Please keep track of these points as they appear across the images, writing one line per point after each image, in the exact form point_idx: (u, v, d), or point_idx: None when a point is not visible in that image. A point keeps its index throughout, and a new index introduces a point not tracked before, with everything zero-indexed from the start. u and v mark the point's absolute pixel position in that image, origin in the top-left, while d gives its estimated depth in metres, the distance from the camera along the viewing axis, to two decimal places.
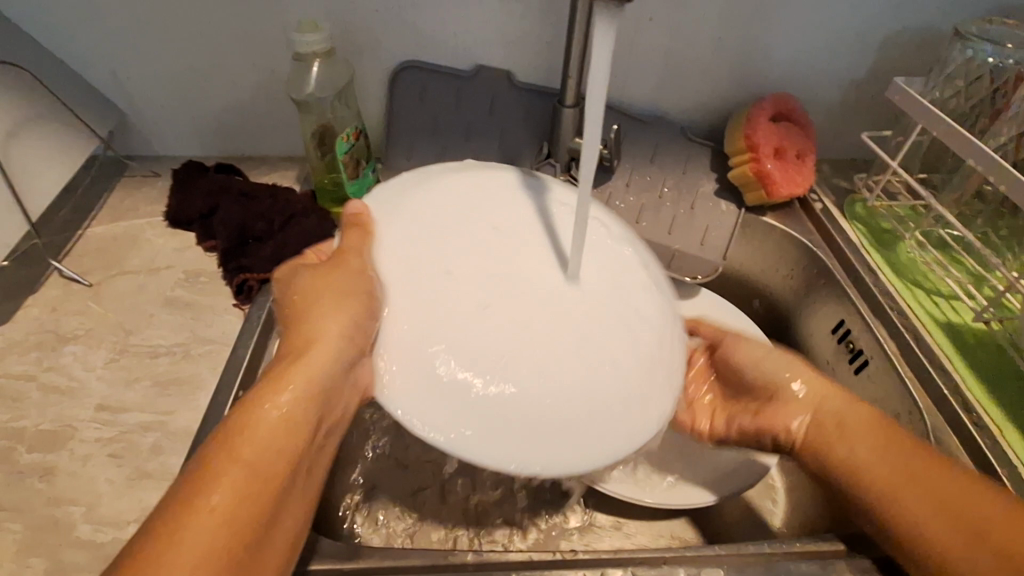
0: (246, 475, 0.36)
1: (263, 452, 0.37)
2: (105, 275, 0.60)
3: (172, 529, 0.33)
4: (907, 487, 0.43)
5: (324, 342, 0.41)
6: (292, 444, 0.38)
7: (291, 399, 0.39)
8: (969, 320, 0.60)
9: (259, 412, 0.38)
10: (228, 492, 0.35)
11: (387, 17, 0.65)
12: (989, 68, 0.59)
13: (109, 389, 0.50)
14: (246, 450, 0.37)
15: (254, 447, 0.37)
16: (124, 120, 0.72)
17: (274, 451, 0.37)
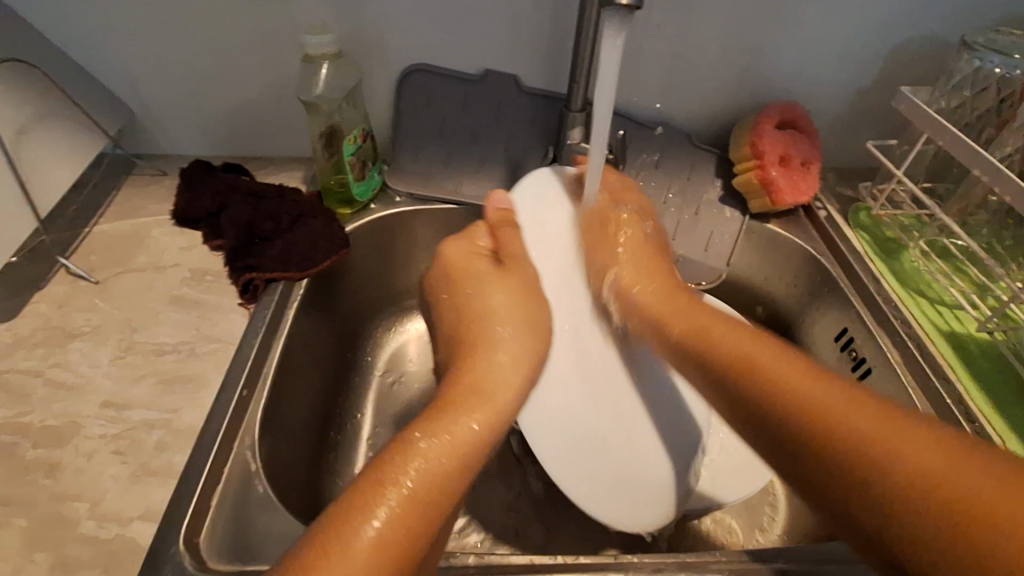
0: (427, 483, 0.36)
1: (452, 459, 0.38)
2: (112, 272, 0.61)
3: (334, 546, 0.32)
4: (834, 413, 0.37)
5: (492, 366, 0.46)
6: (472, 453, 0.39)
7: (471, 419, 0.40)
8: (972, 330, 0.60)
9: (453, 425, 0.39)
10: (423, 478, 0.36)
11: (396, 20, 0.65)
12: (997, 79, 0.59)
13: (114, 386, 0.50)
14: (443, 455, 0.37)
15: (449, 453, 0.38)
16: (134, 119, 0.72)
17: (452, 459, 0.38)
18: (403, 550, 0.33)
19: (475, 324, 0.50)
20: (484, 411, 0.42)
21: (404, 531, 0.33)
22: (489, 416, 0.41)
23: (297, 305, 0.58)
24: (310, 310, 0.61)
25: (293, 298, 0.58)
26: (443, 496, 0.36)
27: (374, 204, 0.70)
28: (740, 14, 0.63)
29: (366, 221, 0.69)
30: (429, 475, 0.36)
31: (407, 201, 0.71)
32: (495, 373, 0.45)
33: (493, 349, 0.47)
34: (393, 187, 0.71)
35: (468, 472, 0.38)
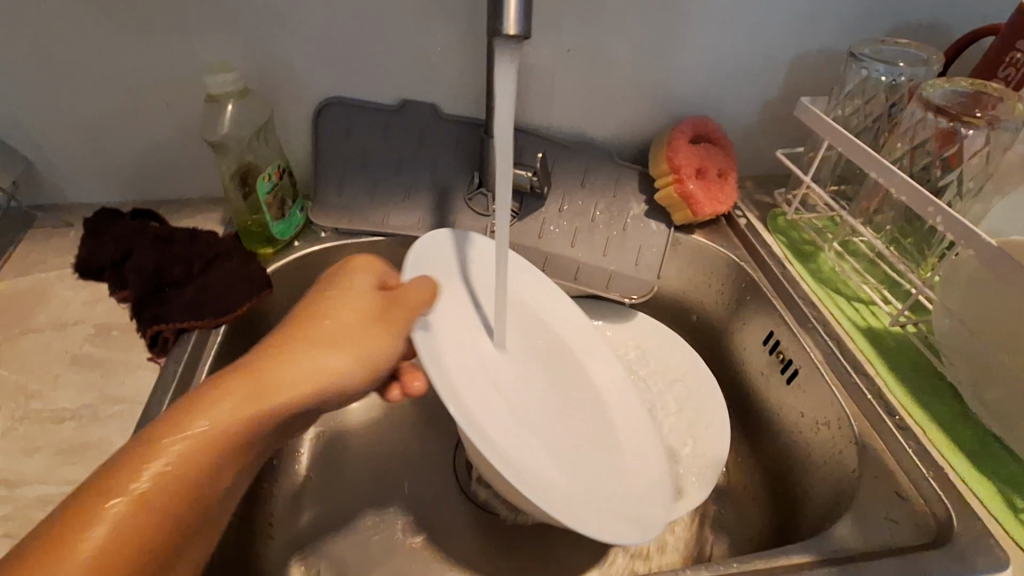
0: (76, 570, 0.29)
1: (112, 535, 0.31)
2: (5, 335, 0.56)
3: None
4: None
5: (236, 390, 0.37)
6: (149, 513, 0.33)
7: (155, 463, 0.34)
8: (887, 325, 0.61)
9: (114, 484, 0.33)
10: (102, 539, 0.31)
11: (305, 54, 0.64)
12: (884, 86, 0.63)
13: (5, 461, 0.46)
14: (100, 530, 0.31)
15: (108, 527, 0.31)
16: (31, 168, 0.68)
17: (121, 531, 0.31)
18: (125, 559, 0.31)
19: (280, 347, 0.41)
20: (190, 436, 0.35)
21: None
22: (266, 366, 0.39)
23: (214, 354, 0.55)
24: (229, 358, 0.58)
25: (209, 346, 0.55)
26: (199, 480, 0.35)
27: (297, 242, 0.69)
28: (645, 32, 0.65)
29: (288, 260, 0.67)
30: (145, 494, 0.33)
31: (332, 236, 0.70)
32: (238, 417, 0.37)
33: (295, 369, 0.40)
34: (317, 223, 0.70)
35: (145, 520, 0.32)
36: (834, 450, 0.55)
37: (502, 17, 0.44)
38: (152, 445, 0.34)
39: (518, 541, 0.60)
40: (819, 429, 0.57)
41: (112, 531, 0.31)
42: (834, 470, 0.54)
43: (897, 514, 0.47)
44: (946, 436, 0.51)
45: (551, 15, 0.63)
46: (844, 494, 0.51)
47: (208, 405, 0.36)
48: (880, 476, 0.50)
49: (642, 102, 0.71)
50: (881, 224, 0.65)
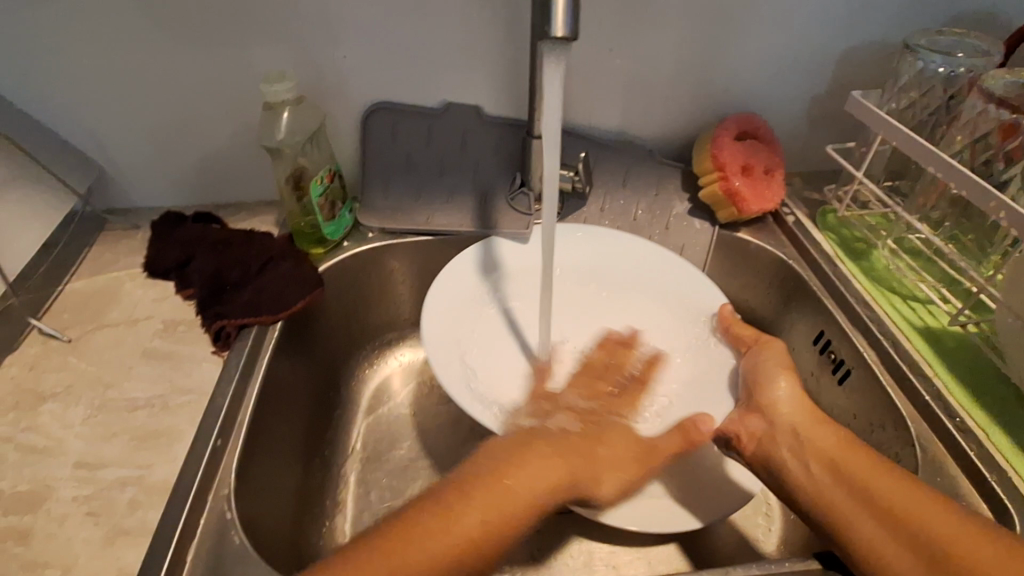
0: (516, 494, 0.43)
1: (538, 485, 0.44)
2: (83, 330, 0.60)
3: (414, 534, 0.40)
4: None
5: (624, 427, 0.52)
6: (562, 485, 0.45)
7: (565, 456, 0.47)
8: (945, 324, 0.59)
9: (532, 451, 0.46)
10: (540, 481, 0.44)
11: (354, 60, 0.67)
12: (941, 78, 0.60)
13: (86, 446, 0.50)
14: (528, 477, 0.44)
15: (531, 477, 0.44)
16: (104, 175, 0.73)
17: (543, 488, 0.44)
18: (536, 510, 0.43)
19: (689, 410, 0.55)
20: (591, 447, 0.49)
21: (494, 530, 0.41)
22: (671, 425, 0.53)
23: (270, 349, 0.58)
24: (285, 353, 0.60)
25: (265, 343, 0.58)
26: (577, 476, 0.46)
27: (347, 242, 0.71)
28: (688, 30, 0.65)
29: (338, 260, 0.69)
30: (559, 465, 0.46)
31: (379, 236, 0.72)
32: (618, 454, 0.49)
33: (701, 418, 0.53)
34: (365, 223, 0.72)
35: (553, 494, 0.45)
36: (889, 452, 0.53)
37: (550, 19, 0.44)
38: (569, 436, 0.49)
39: (560, 536, 0.60)
40: (873, 431, 0.56)
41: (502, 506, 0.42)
42: None
43: None
44: (1009, 439, 0.49)
45: (593, 15, 0.63)
46: None
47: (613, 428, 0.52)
48: (940, 480, 0.48)
49: (686, 98, 0.70)
50: (940, 220, 0.63)
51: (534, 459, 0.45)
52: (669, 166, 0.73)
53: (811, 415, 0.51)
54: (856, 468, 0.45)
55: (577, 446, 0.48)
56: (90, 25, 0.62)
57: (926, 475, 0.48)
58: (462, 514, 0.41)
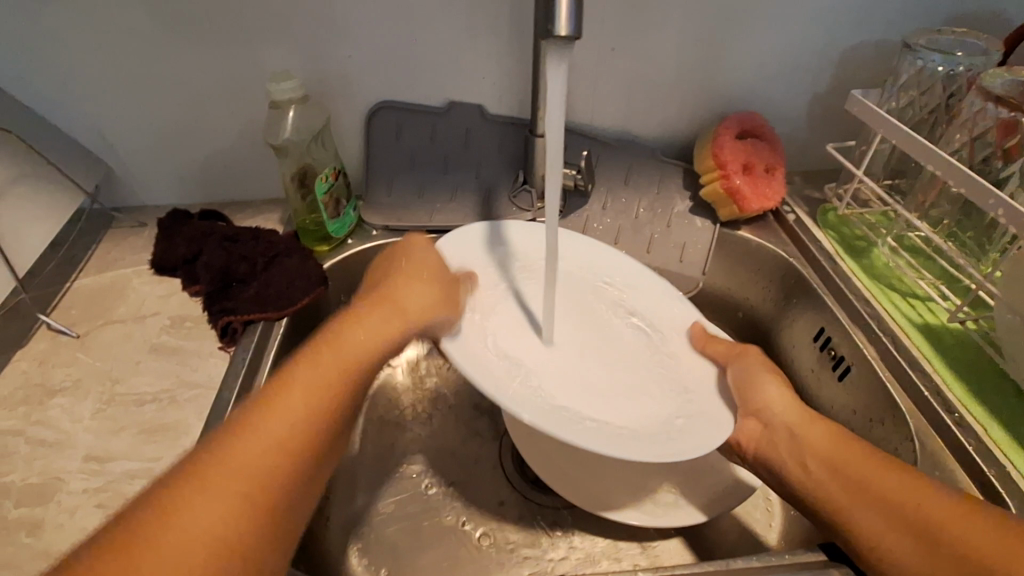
0: (283, 431, 0.37)
1: (300, 408, 0.39)
2: (91, 326, 0.61)
3: (181, 488, 0.33)
4: None
5: (367, 326, 0.46)
6: (325, 403, 0.40)
7: (323, 371, 0.41)
8: (945, 321, 0.60)
9: (291, 381, 0.40)
10: (297, 404, 0.39)
11: (358, 60, 0.67)
12: (941, 77, 0.61)
13: (96, 439, 0.51)
14: (286, 407, 0.39)
15: (292, 403, 0.39)
16: (111, 173, 0.74)
17: (307, 409, 0.39)
18: (310, 424, 0.39)
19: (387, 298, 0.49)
20: (335, 361, 0.42)
21: (260, 465, 0.35)
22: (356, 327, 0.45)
23: (275, 346, 0.58)
24: (290, 349, 0.61)
25: (271, 339, 0.59)
26: (337, 386, 0.41)
27: (351, 239, 0.72)
28: (690, 29, 0.66)
29: (342, 257, 0.70)
30: (317, 386, 0.40)
31: (383, 233, 0.72)
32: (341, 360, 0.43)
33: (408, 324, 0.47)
34: (369, 221, 0.72)
35: (324, 414, 0.40)
36: (888, 448, 0.54)
37: (554, 18, 0.45)
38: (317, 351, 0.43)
39: (562, 531, 0.61)
40: (873, 427, 0.56)
41: (278, 433, 0.37)
42: None
43: None
44: (1007, 434, 0.50)
45: (596, 15, 0.64)
46: None
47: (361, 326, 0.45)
48: (939, 475, 0.48)
49: (688, 97, 0.71)
50: (939, 219, 0.63)
51: (291, 387, 0.40)
52: (671, 165, 0.74)
53: (798, 411, 0.52)
54: (844, 456, 0.47)
55: (380, 338, 0.45)
56: (98, 25, 0.63)
57: (925, 469, 0.49)
58: (257, 444, 0.36)
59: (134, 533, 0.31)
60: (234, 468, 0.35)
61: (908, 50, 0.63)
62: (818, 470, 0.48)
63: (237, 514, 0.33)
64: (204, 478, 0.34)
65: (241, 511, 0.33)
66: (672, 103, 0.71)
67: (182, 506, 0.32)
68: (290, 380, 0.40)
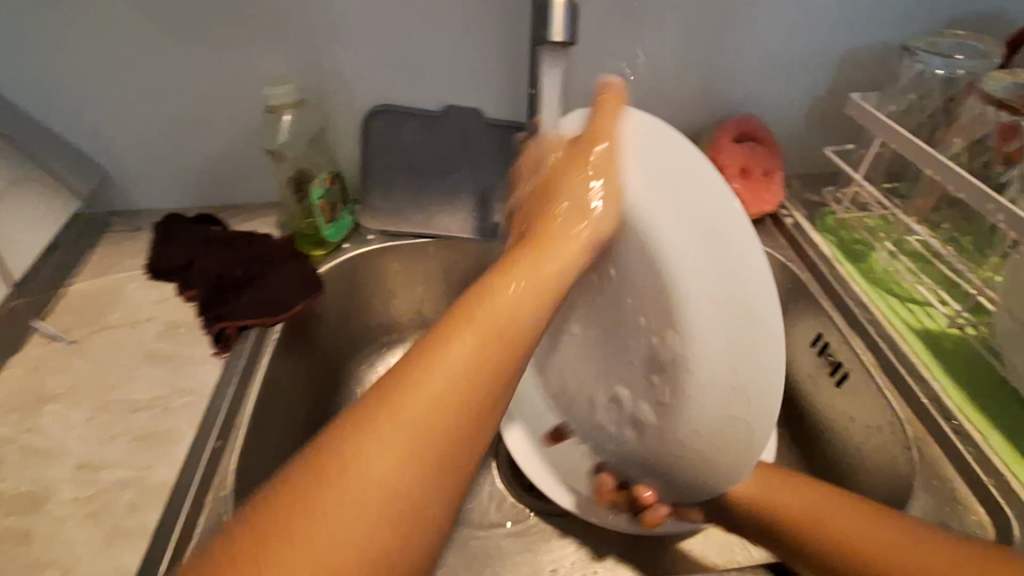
0: (416, 422, 0.33)
1: (427, 407, 0.34)
2: (86, 332, 0.61)
3: (329, 472, 0.31)
4: None
5: (517, 287, 0.40)
6: (473, 390, 0.35)
7: (475, 343, 0.37)
8: (944, 326, 0.59)
9: (440, 356, 0.36)
10: (421, 415, 0.33)
11: (354, 64, 0.67)
12: (940, 80, 0.61)
13: (88, 447, 0.50)
14: (413, 403, 0.34)
15: (416, 400, 0.34)
16: (106, 178, 0.73)
17: (450, 398, 0.35)
18: (446, 418, 0.34)
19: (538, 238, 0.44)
20: (481, 342, 0.37)
21: (398, 468, 0.32)
22: (518, 301, 0.39)
23: (270, 351, 0.59)
24: (284, 355, 0.61)
25: (266, 345, 0.59)
26: (487, 361, 0.37)
27: (347, 244, 0.71)
28: (687, 32, 0.65)
29: (339, 262, 0.69)
30: (462, 371, 0.36)
31: (380, 237, 0.72)
32: (489, 336, 0.37)
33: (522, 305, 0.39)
34: (366, 226, 0.72)
35: (479, 394, 0.36)
36: (887, 455, 0.54)
37: (549, 23, 0.44)
38: (460, 321, 0.38)
39: None
40: (871, 434, 0.56)
41: (411, 424, 0.33)
42: (889, 476, 0.53)
43: (956, 523, 0.45)
44: (1007, 441, 0.49)
45: (594, 18, 0.64)
46: (898, 501, 0.50)
47: (495, 292, 0.39)
48: (936, 483, 0.48)
49: (686, 101, 0.71)
50: (938, 223, 0.63)
51: (412, 382, 0.34)
52: None
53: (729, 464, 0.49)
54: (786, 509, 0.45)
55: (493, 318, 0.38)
56: (94, 29, 0.63)
57: (922, 478, 0.49)
58: (392, 449, 0.32)
59: (297, 491, 0.30)
60: (370, 475, 0.31)
61: (907, 54, 0.62)
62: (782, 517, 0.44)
63: (356, 552, 0.29)
64: (313, 478, 0.31)
65: (367, 536, 0.30)
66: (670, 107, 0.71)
67: (309, 523, 0.29)
68: (435, 354, 0.36)
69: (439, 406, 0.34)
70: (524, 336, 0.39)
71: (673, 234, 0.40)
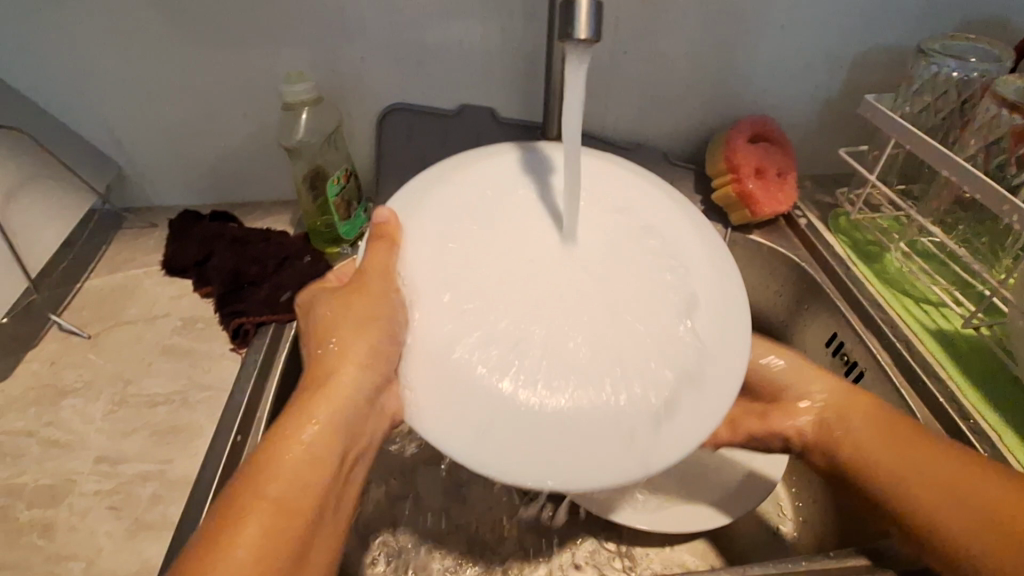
0: (269, 534, 0.36)
1: (273, 525, 0.37)
2: (103, 326, 0.61)
3: None
4: None
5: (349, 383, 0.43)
6: (305, 498, 0.39)
7: (297, 473, 0.39)
8: (959, 326, 0.60)
9: (273, 477, 0.38)
10: (261, 527, 0.36)
11: (372, 63, 0.67)
12: (955, 82, 0.61)
13: (108, 441, 0.51)
14: (258, 522, 0.36)
15: (265, 516, 0.37)
16: (121, 174, 0.74)
17: (282, 519, 0.37)
18: (287, 527, 0.37)
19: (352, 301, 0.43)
20: (316, 459, 0.40)
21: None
22: (346, 396, 0.42)
23: (287, 346, 0.57)
24: None
25: (284, 339, 0.58)
26: (319, 472, 0.40)
27: (361, 241, 0.71)
28: (704, 34, 0.66)
29: (353, 259, 0.69)
30: (280, 481, 0.38)
31: None
32: (314, 454, 0.40)
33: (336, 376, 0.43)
34: None
35: (314, 504, 0.39)
36: None
37: (574, 21, 0.45)
38: (285, 442, 0.40)
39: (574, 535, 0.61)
40: None
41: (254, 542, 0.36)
42: None
43: None
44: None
45: (610, 18, 0.64)
46: None
47: (297, 408, 0.41)
48: None
49: (700, 102, 0.71)
50: (952, 225, 0.63)
51: (255, 513, 0.37)
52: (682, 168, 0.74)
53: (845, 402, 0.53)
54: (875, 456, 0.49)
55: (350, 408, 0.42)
56: (113, 27, 0.63)
57: None
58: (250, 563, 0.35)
59: None
60: None
61: (923, 57, 0.63)
62: (866, 458, 0.50)
63: None
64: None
65: None
66: (684, 108, 0.71)
67: None
68: (316, 396, 0.42)
69: (283, 519, 0.37)
70: (359, 403, 0.43)
71: (653, 295, 0.42)
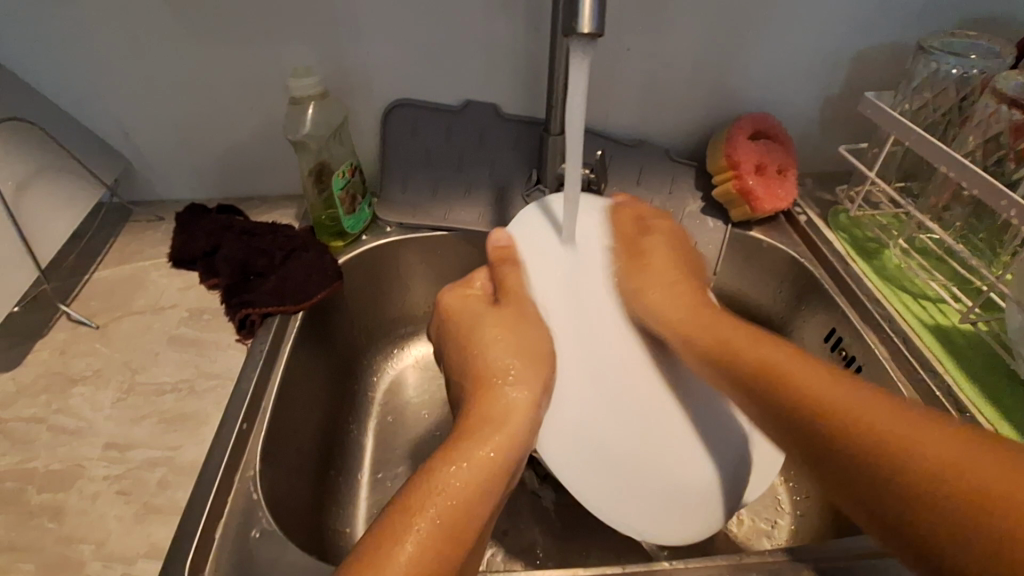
0: (457, 502, 0.38)
1: (468, 493, 0.39)
2: (111, 317, 0.62)
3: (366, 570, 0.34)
4: None
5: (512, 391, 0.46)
6: (485, 480, 0.40)
7: (494, 450, 0.41)
8: (956, 321, 0.60)
9: (451, 461, 0.40)
10: (444, 505, 0.38)
11: (377, 59, 0.68)
12: (955, 79, 0.61)
13: (116, 427, 0.51)
14: (452, 490, 0.39)
15: (460, 485, 0.39)
16: (130, 168, 0.75)
17: (474, 492, 0.39)
18: (473, 500, 0.39)
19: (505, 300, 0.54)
20: (498, 441, 0.42)
21: (435, 552, 0.36)
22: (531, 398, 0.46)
23: (292, 339, 0.59)
24: (306, 343, 0.62)
25: (289, 330, 0.60)
26: (502, 459, 0.41)
27: (365, 235, 0.72)
28: (705, 31, 0.66)
29: (357, 253, 0.70)
30: (468, 462, 0.40)
31: (397, 230, 0.73)
32: (500, 444, 0.42)
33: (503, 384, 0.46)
34: (383, 218, 0.73)
35: (491, 491, 0.40)
36: None
37: (578, 14, 0.45)
38: (467, 427, 0.43)
39: None
40: None
41: (438, 511, 0.37)
42: None
43: None
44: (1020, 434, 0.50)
45: (613, 16, 0.65)
46: None
47: (482, 403, 0.45)
48: None
49: (702, 98, 0.72)
50: (950, 221, 0.64)
51: (449, 482, 0.39)
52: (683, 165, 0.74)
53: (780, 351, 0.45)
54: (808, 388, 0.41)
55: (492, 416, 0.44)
56: (123, 22, 0.64)
57: None
58: (457, 528, 0.37)
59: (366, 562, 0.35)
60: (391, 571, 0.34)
61: (923, 54, 0.63)
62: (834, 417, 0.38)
63: None
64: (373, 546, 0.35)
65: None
66: (686, 105, 0.72)
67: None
68: (486, 424, 0.43)
69: (470, 495, 0.39)
70: (515, 420, 0.44)
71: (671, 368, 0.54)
